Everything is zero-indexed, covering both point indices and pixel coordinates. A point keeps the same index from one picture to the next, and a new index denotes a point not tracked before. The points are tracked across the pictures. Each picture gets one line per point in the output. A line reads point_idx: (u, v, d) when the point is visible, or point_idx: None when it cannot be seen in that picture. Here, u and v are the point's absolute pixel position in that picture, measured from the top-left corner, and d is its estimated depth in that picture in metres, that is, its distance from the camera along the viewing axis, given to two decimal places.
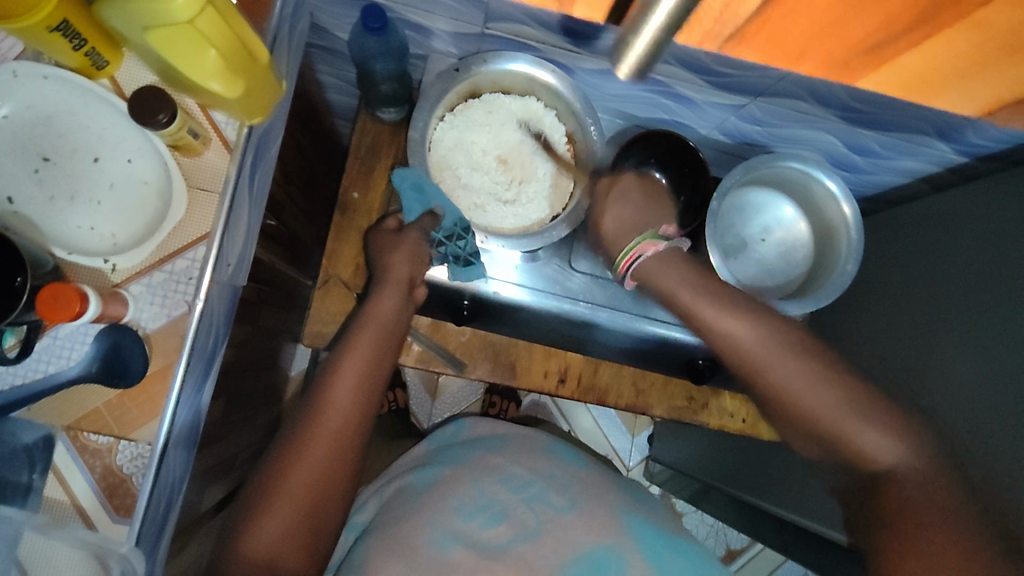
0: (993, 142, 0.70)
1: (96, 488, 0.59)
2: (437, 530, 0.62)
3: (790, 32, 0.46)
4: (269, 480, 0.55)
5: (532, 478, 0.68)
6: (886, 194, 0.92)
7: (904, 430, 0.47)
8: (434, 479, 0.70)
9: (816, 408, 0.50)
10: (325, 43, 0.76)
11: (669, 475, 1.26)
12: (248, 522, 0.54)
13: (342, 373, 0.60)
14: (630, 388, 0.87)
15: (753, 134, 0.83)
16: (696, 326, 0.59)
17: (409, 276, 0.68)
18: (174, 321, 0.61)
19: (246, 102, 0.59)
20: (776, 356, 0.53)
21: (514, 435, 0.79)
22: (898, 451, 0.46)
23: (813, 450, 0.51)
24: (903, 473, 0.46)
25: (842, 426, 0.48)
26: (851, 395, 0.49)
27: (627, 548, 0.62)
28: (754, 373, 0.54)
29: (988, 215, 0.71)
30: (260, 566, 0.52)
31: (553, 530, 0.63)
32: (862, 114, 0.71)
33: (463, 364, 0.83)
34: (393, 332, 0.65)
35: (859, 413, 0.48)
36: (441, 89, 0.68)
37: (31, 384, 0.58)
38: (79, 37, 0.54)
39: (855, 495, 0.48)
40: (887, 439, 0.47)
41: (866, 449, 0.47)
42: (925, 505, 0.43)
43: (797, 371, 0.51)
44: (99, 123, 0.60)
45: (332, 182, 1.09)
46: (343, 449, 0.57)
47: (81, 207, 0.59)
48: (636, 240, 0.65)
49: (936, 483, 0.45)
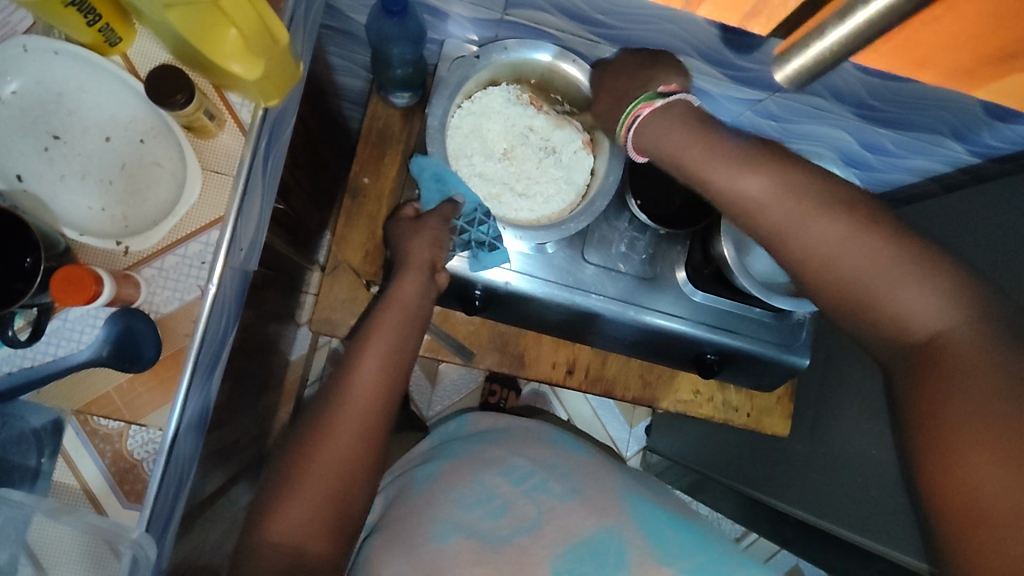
0: (1005, 143, 0.71)
1: (106, 473, 0.58)
2: (440, 524, 0.61)
3: (926, 41, 0.50)
4: (288, 466, 0.55)
5: (533, 469, 0.68)
6: (894, 193, 0.92)
7: (947, 279, 0.43)
8: (439, 474, 0.69)
9: (855, 271, 0.46)
10: (339, 25, 0.75)
11: (667, 465, 1.27)
12: (272, 511, 0.53)
13: (369, 357, 0.60)
14: (638, 380, 0.91)
15: (767, 129, 0.83)
16: (711, 191, 0.52)
17: (431, 260, 0.68)
18: (186, 305, 0.60)
19: (264, 83, 0.57)
20: (800, 212, 0.48)
21: (517, 428, 0.79)
22: (945, 307, 0.43)
23: (840, 312, 0.48)
24: (954, 336, 0.42)
25: (877, 283, 0.45)
26: (883, 252, 0.45)
27: (630, 528, 0.59)
28: (774, 236, 0.49)
29: (998, 216, 0.72)
30: (286, 551, 0.51)
31: (553, 518, 0.61)
32: (877, 112, 0.71)
33: (472, 354, 0.86)
34: (413, 319, 0.65)
35: (903, 272, 0.44)
36: (460, 76, 0.67)
37: (40, 366, 0.57)
38: (94, 12, 0.53)
39: (894, 358, 0.46)
40: (931, 295, 0.43)
41: (908, 311, 0.44)
42: (973, 360, 0.41)
43: (823, 232, 0.47)
44: (112, 101, 0.58)
45: (336, 166, 1.08)
46: (372, 434, 0.57)
47: (92, 187, 0.58)
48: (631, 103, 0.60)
49: (988, 342, 0.41)
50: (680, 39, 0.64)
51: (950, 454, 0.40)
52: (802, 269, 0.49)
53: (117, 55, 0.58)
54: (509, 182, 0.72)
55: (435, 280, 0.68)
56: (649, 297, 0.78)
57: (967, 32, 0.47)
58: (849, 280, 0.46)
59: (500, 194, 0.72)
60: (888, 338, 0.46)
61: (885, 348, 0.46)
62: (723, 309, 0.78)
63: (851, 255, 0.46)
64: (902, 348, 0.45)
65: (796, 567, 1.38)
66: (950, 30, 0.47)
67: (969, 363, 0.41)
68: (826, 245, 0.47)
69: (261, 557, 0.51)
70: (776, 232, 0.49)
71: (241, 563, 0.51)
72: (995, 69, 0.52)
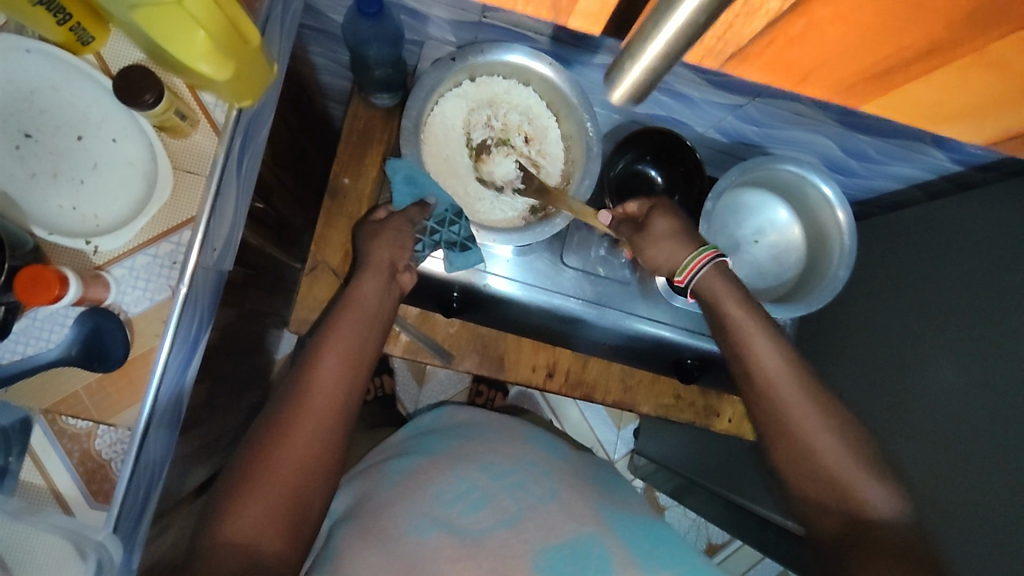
0: (988, 152, 0.71)
1: (73, 474, 0.58)
2: (418, 519, 0.60)
3: (807, 61, 0.36)
4: (250, 463, 0.54)
5: (513, 467, 0.67)
6: (878, 200, 0.92)
7: (897, 490, 0.53)
8: (411, 469, 0.68)
9: (833, 457, 0.54)
10: (320, 25, 0.75)
11: (653, 468, 1.26)
12: (227, 505, 0.52)
13: (328, 352, 0.60)
14: (619, 384, 0.89)
15: (750, 135, 0.82)
16: (734, 341, 0.61)
17: (391, 261, 0.67)
18: (157, 305, 0.60)
19: (235, 83, 0.56)
20: (801, 395, 0.57)
21: (491, 423, 0.79)
22: (894, 508, 0.52)
23: (799, 485, 0.56)
24: (887, 526, 0.51)
25: (847, 473, 0.53)
26: (853, 446, 0.55)
27: (610, 538, 0.60)
28: (768, 402, 0.58)
29: (981, 225, 0.71)
30: (239, 548, 0.50)
31: (534, 516, 0.60)
32: (860, 119, 0.71)
33: (451, 356, 0.84)
34: (376, 316, 0.64)
35: (867, 471, 0.54)
36: (437, 78, 0.66)
37: (10, 364, 0.57)
38: (64, 12, 0.53)
39: (838, 544, 0.52)
40: (886, 495, 0.53)
41: (870, 498, 0.52)
42: (910, 550, 0.49)
43: (815, 416, 0.56)
44: (84, 100, 0.58)
45: (322, 165, 1.07)
46: (328, 431, 0.57)
47: (63, 186, 0.58)
48: (706, 245, 0.63)
49: (909, 539, 0.50)
50: None
51: None
52: (781, 440, 0.57)
53: (90, 54, 0.58)
54: (505, 161, 0.72)
55: (397, 280, 0.67)
56: (628, 301, 0.78)
57: (846, 59, 0.36)
58: (828, 465, 0.54)
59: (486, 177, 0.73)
60: (841, 518, 0.53)
61: (833, 523, 0.53)
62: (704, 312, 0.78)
63: (833, 445, 0.55)
64: (850, 528, 0.52)
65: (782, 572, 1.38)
66: (841, 47, 0.34)
67: (903, 542, 0.50)
68: (814, 429, 0.55)
69: (213, 555, 0.50)
70: (776, 400, 0.57)
71: (194, 561, 0.50)
72: (869, 83, 0.38)
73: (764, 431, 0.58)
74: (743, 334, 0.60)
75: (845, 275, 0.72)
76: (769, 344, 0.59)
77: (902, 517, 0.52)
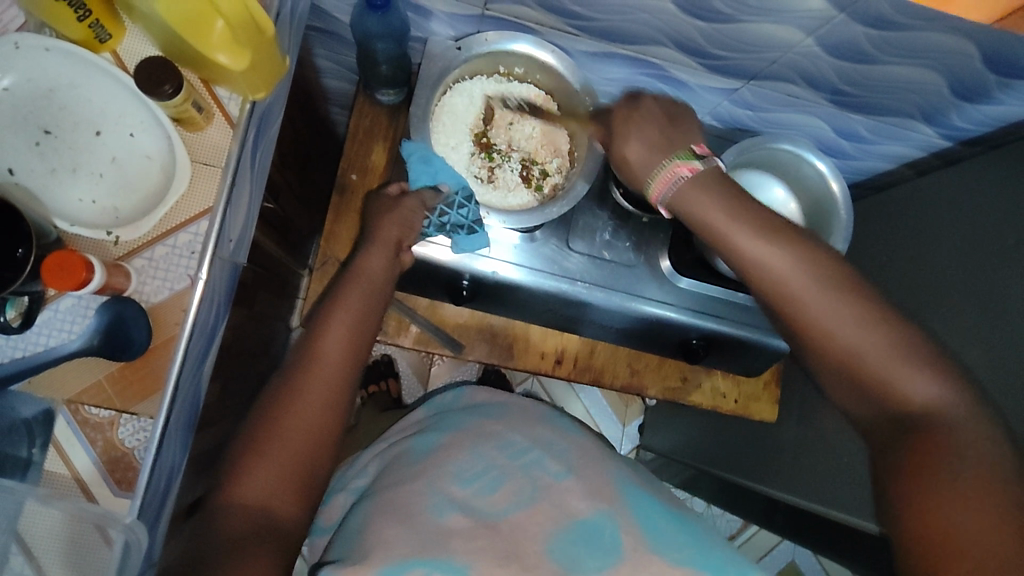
0: (975, 125, 0.74)
1: (97, 462, 0.58)
2: (436, 496, 0.60)
3: None
4: (261, 429, 0.55)
5: (530, 445, 0.67)
6: (870, 182, 0.95)
7: (948, 376, 0.50)
8: (435, 446, 0.69)
9: (865, 351, 0.51)
10: (325, 26, 0.77)
11: (661, 461, 1.27)
12: (241, 470, 0.54)
13: (335, 321, 0.61)
14: (626, 368, 0.93)
15: (745, 119, 0.85)
16: (727, 250, 0.56)
17: (398, 238, 0.68)
18: (176, 295, 0.61)
19: (251, 75, 0.58)
20: (818, 290, 0.53)
21: (512, 405, 0.79)
22: (945, 398, 0.49)
23: (849, 389, 0.53)
24: (947, 418, 0.48)
25: (890, 372, 0.50)
26: (898, 341, 0.51)
27: (623, 516, 0.57)
28: (793, 304, 0.54)
29: (971, 194, 0.74)
30: (253, 511, 0.52)
31: (552, 493, 0.59)
32: (853, 97, 0.73)
33: (461, 346, 0.89)
34: (381, 289, 0.65)
35: (915, 364, 0.50)
36: (443, 67, 0.69)
37: (32, 357, 0.58)
38: (84, 7, 0.55)
39: (893, 440, 0.50)
40: (931, 382, 0.50)
41: (908, 390, 0.50)
42: (966, 445, 0.47)
43: (841, 309, 0.52)
44: (101, 96, 0.60)
45: (324, 170, 1.09)
46: (337, 403, 0.58)
47: (82, 180, 0.59)
48: (667, 161, 0.57)
49: (972, 428, 0.48)
50: (656, 30, 0.67)
51: (937, 525, 0.44)
52: (817, 342, 0.53)
53: (107, 52, 0.60)
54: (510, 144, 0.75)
55: (399, 258, 0.68)
56: (635, 285, 0.79)
57: None
58: (863, 362, 0.51)
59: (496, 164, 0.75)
60: (883, 412, 0.51)
61: (885, 421, 0.51)
62: (706, 293, 0.79)
63: (863, 337, 0.51)
64: (895, 420, 0.51)
65: (793, 563, 1.38)
66: None
67: (959, 438, 0.47)
68: (840, 323, 0.52)
69: (230, 518, 0.51)
70: (790, 301, 0.54)
71: (207, 527, 0.51)
72: None
73: (794, 332, 0.55)
74: (728, 238, 0.55)
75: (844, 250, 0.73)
76: (764, 243, 0.54)
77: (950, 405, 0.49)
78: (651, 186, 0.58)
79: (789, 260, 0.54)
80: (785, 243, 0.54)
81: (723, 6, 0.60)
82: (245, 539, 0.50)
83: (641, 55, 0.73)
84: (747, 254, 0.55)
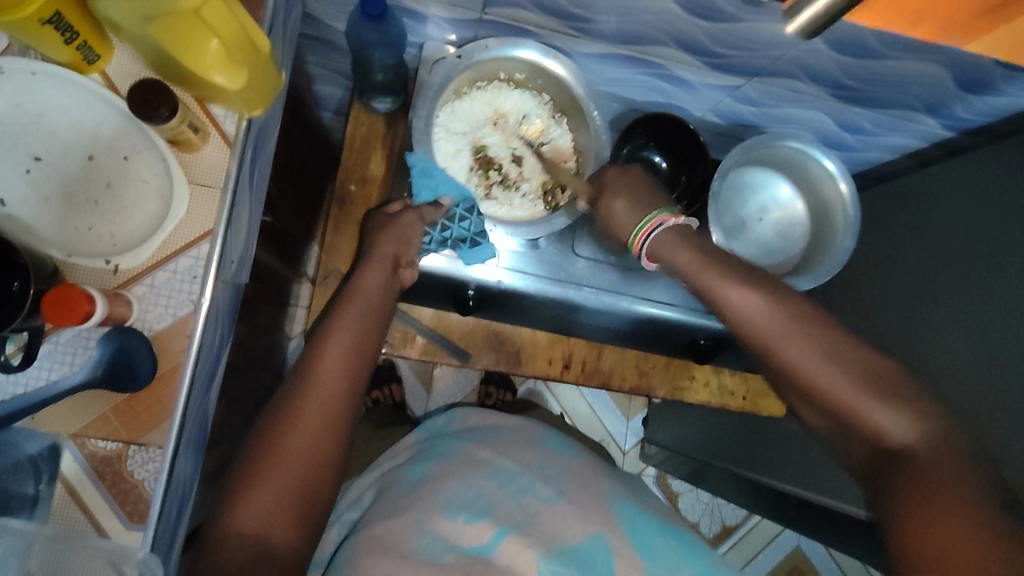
0: (979, 116, 0.74)
1: (107, 497, 0.57)
2: (425, 531, 0.57)
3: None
4: (259, 456, 0.53)
5: (521, 470, 0.64)
6: (870, 172, 0.94)
7: (918, 407, 0.50)
8: (425, 475, 0.66)
9: (836, 389, 0.52)
10: (317, 34, 0.75)
11: (663, 456, 1.26)
12: (237, 497, 0.52)
13: (330, 343, 0.59)
14: (634, 370, 0.93)
15: (747, 115, 0.84)
16: (714, 299, 0.59)
17: (395, 254, 0.66)
18: (180, 321, 0.59)
19: (248, 94, 0.57)
20: (790, 334, 0.55)
21: (504, 427, 0.76)
22: (913, 426, 0.50)
23: (831, 424, 0.54)
24: (916, 449, 0.49)
25: (856, 406, 0.52)
26: (863, 373, 0.52)
27: (616, 535, 0.57)
28: (766, 350, 0.56)
29: (975, 184, 0.74)
30: (250, 541, 0.50)
31: (541, 522, 0.58)
32: (855, 92, 0.72)
33: (467, 353, 0.88)
34: (381, 308, 0.64)
35: (879, 397, 0.51)
36: (444, 77, 0.67)
37: (34, 392, 0.56)
38: (71, 30, 0.52)
39: (880, 473, 0.50)
40: (901, 414, 0.50)
41: (879, 423, 0.51)
42: (949, 477, 0.46)
43: (807, 351, 0.54)
44: (92, 119, 0.58)
45: (316, 176, 1.07)
46: (336, 425, 0.56)
47: (77, 208, 0.58)
48: (652, 213, 0.62)
49: (948, 459, 0.47)
50: (659, 30, 0.65)
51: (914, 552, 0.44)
52: (794, 380, 0.55)
53: (95, 73, 0.58)
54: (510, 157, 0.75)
55: (399, 275, 0.67)
56: (641, 287, 0.78)
57: None
58: (830, 395, 0.53)
59: (495, 180, 0.74)
60: (869, 446, 0.52)
61: (875, 458, 0.51)
62: None
63: (833, 376, 0.53)
64: (880, 455, 0.51)
65: (797, 548, 1.39)
66: None
67: (931, 465, 0.47)
68: (811, 362, 0.54)
69: (224, 546, 0.50)
70: (768, 343, 0.56)
71: (205, 557, 0.50)
72: (997, 9, 0.54)
73: (776, 371, 0.57)
74: (710, 286, 0.59)
75: (829, 279, 0.74)
76: (743, 291, 0.57)
77: (924, 438, 0.49)
78: (635, 236, 0.63)
79: (762, 301, 0.57)
80: (751, 285, 0.57)
81: (729, 7, 0.59)
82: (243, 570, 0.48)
83: (643, 55, 0.71)
84: (730, 301, 0.58)
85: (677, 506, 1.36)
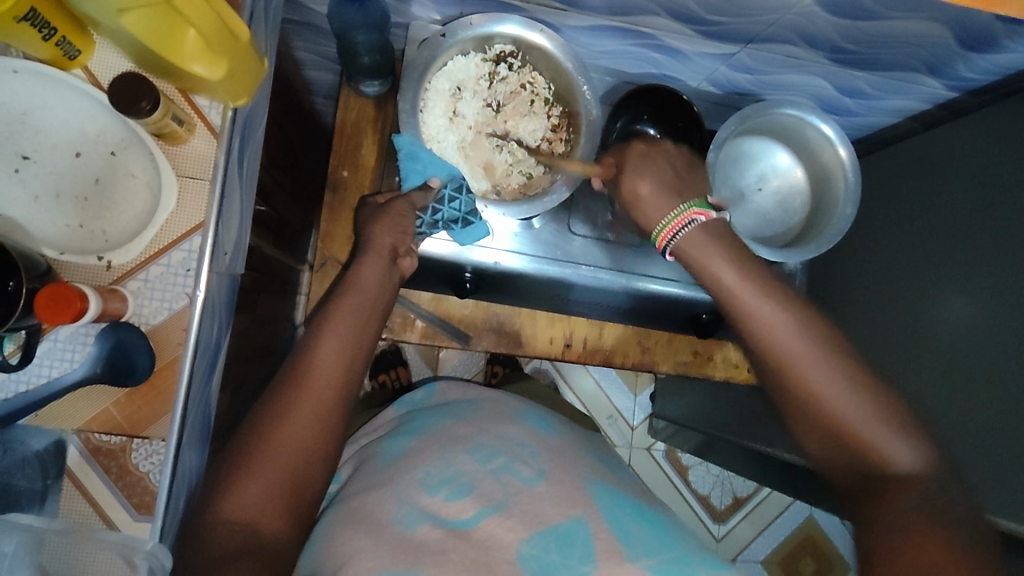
0: (984, 75, 0.72)
1: (113, 490, 0.58)
2: (403, 506, 0.57)
3: None
4: (248, 444, 0.54)
5: (500, 449, 0.63)
6: (873, 136, 0.92)
7: (924, 441, 0.50)
8: (402, 450, 0.66)
9: (853, 416, 0.51)
10: (301, 18, 0.74)
11: (672, 430, 1.25)
12: (226, 485, 0.52)
13: (321, 333, 0.59)
14: (636, 346, 0.94)
15: (742, 83, 0.82)
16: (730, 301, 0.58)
17: (393, 246, 0.66)
18: (176, 314, 0.59)
19: (229, 84, 0.56)
20: (801, 343, 0.54)
21: (483, 400, 0.77)
22: (920, 464, 0.49)
23: (829, 450, 0.52)
24: (920, 485, 0.48)
25: (869, 435, 0.50)
26: (876, 399, 0.51)
27: (596, 518, 0.56)
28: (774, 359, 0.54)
29: (979, 147, 0.72)
30: (240, 528, 0.50)
31: (520, 501, 0.57)
32: (853, 54, 0.70)
33: (468, 336, 0.89)
34: (378, 299, 0.64)
35: (894, 426, 0.50)
36: (428, 57, 0.67)
37: (36, 389, 0.57)
38: (49, 27, 0.51)
39: (875, 511, 0.49)
40: (910, 447, 0.49)
41: (893, 455, 0.49)
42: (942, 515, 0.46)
43: (821, 366, 0.52)
44: (77, 115, 0.58)
45: (312, 162, 1.06)
46: (328, 413, 0.56)
47: (68, 206, 0.58)
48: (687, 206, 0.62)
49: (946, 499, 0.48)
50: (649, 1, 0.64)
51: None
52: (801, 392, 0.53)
53: (78, 69, 0.57)
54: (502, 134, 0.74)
55: (399, 265, 0.67)
56: (639, 263, 0.77)
57: None
58: (842, 414, 0.51)
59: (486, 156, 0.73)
60: (868, 481, 0.50)
61: (869, 494, 0.50)
62: None
63: (851, 400, 0.51)
64: (878, 489, 0.49)
65: (810, 517, 1.40)
66: None
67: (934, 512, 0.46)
68: (823, 377, 0.52)
69: (214, 535, 0.49)
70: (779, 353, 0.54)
71: (195, 544, 0.49)
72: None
73: (774, 382, 0.55)
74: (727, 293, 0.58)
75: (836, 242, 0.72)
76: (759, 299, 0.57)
77: (931, 469, 0.49)
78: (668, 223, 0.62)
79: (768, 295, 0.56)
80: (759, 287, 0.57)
81: None
82: (229, 559, 0.48)
83: (633, 26, 0.70)
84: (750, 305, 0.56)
85: (687, 479, 1.37)
